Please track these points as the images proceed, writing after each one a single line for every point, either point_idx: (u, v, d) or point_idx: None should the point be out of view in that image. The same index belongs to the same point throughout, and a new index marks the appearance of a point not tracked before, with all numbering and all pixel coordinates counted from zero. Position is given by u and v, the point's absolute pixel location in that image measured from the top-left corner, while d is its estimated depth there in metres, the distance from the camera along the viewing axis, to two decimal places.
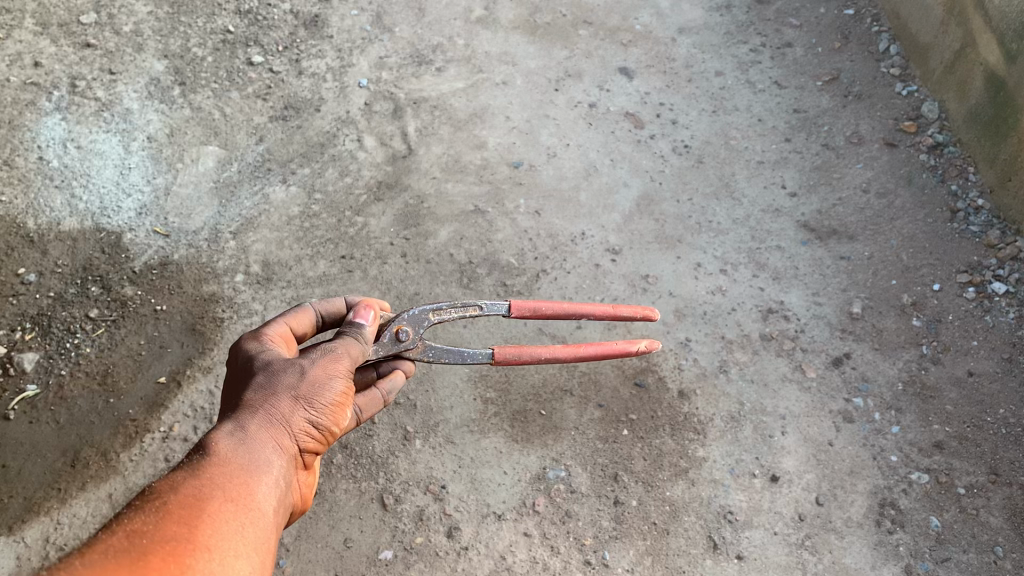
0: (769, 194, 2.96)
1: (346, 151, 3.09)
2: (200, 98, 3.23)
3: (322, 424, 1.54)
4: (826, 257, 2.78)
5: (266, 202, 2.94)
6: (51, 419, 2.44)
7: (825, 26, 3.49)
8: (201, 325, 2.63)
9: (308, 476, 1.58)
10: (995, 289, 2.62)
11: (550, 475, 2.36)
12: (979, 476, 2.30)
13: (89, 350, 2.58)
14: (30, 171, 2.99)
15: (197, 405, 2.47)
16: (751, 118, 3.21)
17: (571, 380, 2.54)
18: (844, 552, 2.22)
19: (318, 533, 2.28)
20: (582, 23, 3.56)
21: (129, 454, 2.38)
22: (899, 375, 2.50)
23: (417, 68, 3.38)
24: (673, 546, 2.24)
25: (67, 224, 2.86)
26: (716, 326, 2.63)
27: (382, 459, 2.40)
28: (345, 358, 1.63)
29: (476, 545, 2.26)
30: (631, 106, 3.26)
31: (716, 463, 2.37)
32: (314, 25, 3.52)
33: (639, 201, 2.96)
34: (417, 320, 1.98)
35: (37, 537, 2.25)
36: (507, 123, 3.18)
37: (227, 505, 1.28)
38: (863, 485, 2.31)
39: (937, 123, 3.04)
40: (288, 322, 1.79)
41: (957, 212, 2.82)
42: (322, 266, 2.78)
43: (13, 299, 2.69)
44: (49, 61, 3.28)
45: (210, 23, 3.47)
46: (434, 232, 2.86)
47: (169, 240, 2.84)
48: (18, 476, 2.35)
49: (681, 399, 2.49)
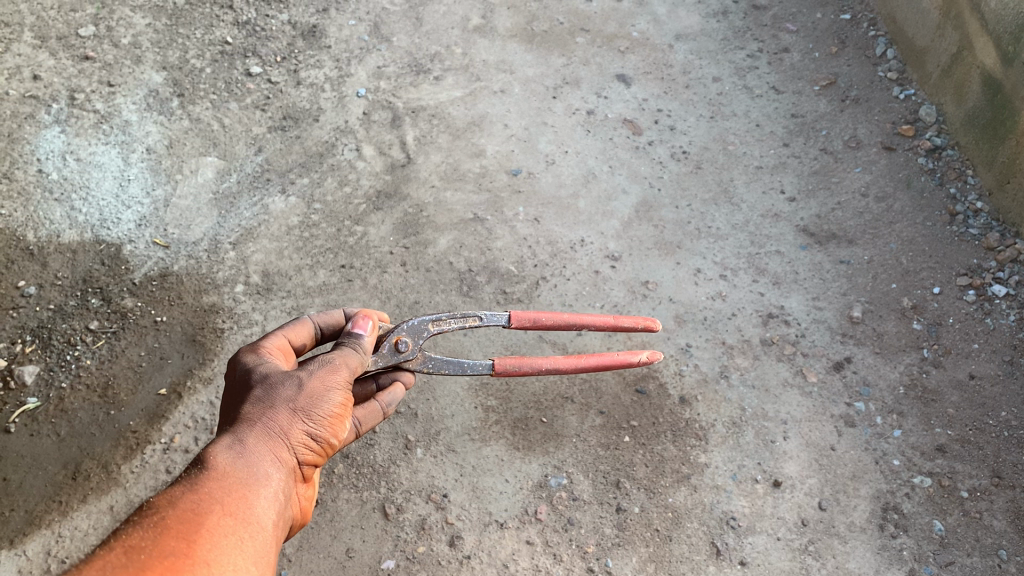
0: (768, 199, 2.97)
1: (345, 161, 3.09)
2: (199, 109, 3.24)
3: (321, 436, 1.54)
4: (825, 262, 2.78)
5: (266, 212, 2.95)
6: (52, 432, 2.44)
7: (822, 31, 3.50)
8: (201, 336, 2.63)
9: (308, 489, 1.58)
10: (995, 292, 2.62)
11: (551, 483, 2.36)
12: (981, 479, 2.29)
13: (89, 362, 2.58)
14: (30, 184, 2.99)
15: (198, 416, 2.46)
16: (749, 123, 3.21)
17: (572, 388, 2.53)
18: (847, 557, 2.21)
19: (320, 543, 2.28)
20: (579, 31, 3.58)
21: (130, 466, 2.38)
22: (900, 378, 2.50)
23: (415, 78, 3.39)
24: (676, 553, 2.24)
25: (67, 236, 2.86)
26: (717, 331, 2.63)
27: (384, 468, 2.40)
28: (342, 369, 1.63)
29: (479, 554, 2.25)
30: (629, 113, 3.27)
31: (718, 469, 2.37)
32: (312, 36, 3.53)
33: (638, 208, 2.96)
34: (416, 331, 1.97)
35: (39, 551, 2.24)
36: (505, 131, 3.19)
37: (226, 519, 1.28)
38: (866, 489, 2.31)
39: (935, 127, 3.05)
40: (285, 334, 1.80)
41: (956, 215, 2.83)
42: (322, 276, 2.78)
43: (13, 312, 2.69)
44: (48, 75, 3.29)
45: (209, 34, 3.49)
46: (433, 240, 2.86)
47: (168, 251, 2.84)
48: (19, 490, 2.34)
49: (682, 405, 2.49)
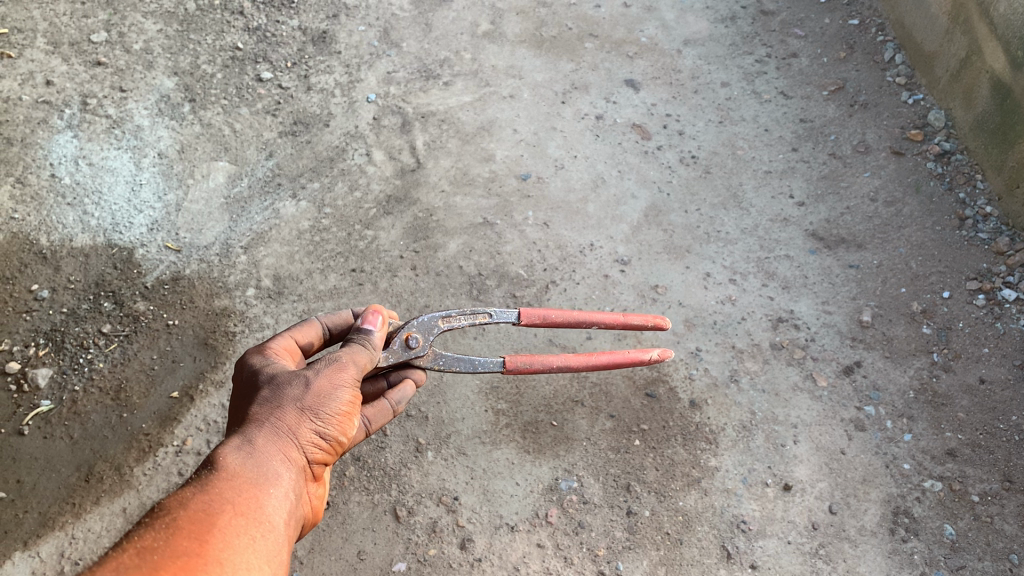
0: (778, 204, 2.97)
1: (355, 165, 3.11)
2: (210, 114, 3.26)
3: (329, 435, 1.55)
4: (834, 266, 2.79)
5: (277, 217, 2.96)
6: (65, 435, 2.46)
7: (830, 36, 3.51)
8: (213, 339, 2.65)
9: (318, 488, 1.59)
10: (1005, 296, 2.62)
11: (562, 486, 2.36)
12: (992, 484, 2.30)
13: (101, 365, 2.60)
14: (42, 189, 3.01)
15: (211, 418, 2.48)
16: (757, 128, 3.22)
17: (582, 391, 2.54)
18: (857, 561, 2.21)
19: (332, 546, 2.28)
20: (587, 37, 3.59)
21: (142, 468, 2.39)
22: (910, 383, 2.50)
23: (425, 83, 3.41)
24: (687, 556, 2.24)
25: (79, 240, 2.88)
26: (727, 336, 2.64)
27: (395, 470, 2.41)
28: (351, 367, 1.64)
29: (490, 556, 2.26)
30: (637, 117, 3.28)
31: (729, 472, 2.37)
32: (322, 41, 3.55)
33: (647, 212, 2.97)
34: (427, 328, 1.99)
35: (52, 552, 2.25)
36: (515, 136, 3.21)
37: (237, 519, 1.29)
38: (876, 493, 2.31)
39: (943, 132, 3.06)
40: (293, 335, 1.81)
41: (965, 220, 2.83)
42: (332, 280, 2.80)
43: (26, 315, 2.71)
44: (60, 80, 3.32)
45: (219, 40, 3.52)
46: (443, 245, 2.88)
47: (180, 255, 2.86)
48: (33, 492, 2.36)
49: (693, 409, 2.49)
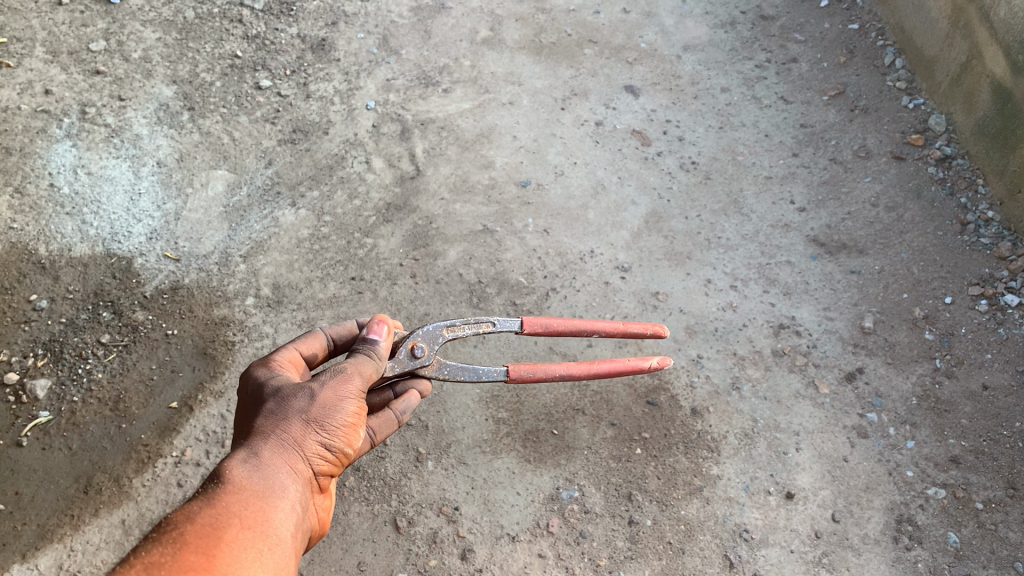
0: (779, 209, 2.96)
1: (355, 173, 3.11)
2: (209, 122, 3.26)
3: (335, 446, 1.54)
4: (836, 272, 2.77)
5: (276, 225, 2.95)
6: (64, 446, 2.45)
7: (830, 41, 3.51)
8: (212, 349, 2.64)
9: (326, 499, 1.57)
10: (1007, 301, 2.61)
11: (564, 495, 2.35)
12: (997, 491, 2.28)
13: (100, 375, 2.59)
14: (41, 198, 3.00)
15: (210, 429, 2.47)
16: (758, 133, 3.21)
17: (583, 400, 2.53)
18: (861, 570, 2.19)
19: (332, 557, 2.27)
20: (587, 43, 3.59)
21: (141, 479, 2.38)
22: (913, 389, 2.48)
23: (424, 90, 3.40)
24: (689, 566, 2.23)
25: (78, 250, 2.87)
26: (728, 343, 2.62)
27: (395, 480, 2.39)
28: (356, 377, 1.62)
29: (491, 567, 2.24)
30: (637, 123, 3.27)
31: (731, 481, 2.36)
32: (321, 49, 3.55)
33: (647, 218, 2.96)
34: (431, 337, 1.98)
35: (51, 565, 2.24)
36: (515, 142, 3.20)
37: (245, 532, 1.28)
38: (880, 501, 2.29)
39: (944, 136, 3.05)
40: (297, 347, 1.80)
41: (967, 224, 2.82)
42: (332, 288, 2.79)
43: (25, 325, 2.70)
44: (59, 89, 3.32)
45: (218, 48, 3.52)
46: (443, 252, 2.87)
47: (180, 264, 2.86)
48: (31, 503, 2.35)
49: (694, 417, 2.48)
